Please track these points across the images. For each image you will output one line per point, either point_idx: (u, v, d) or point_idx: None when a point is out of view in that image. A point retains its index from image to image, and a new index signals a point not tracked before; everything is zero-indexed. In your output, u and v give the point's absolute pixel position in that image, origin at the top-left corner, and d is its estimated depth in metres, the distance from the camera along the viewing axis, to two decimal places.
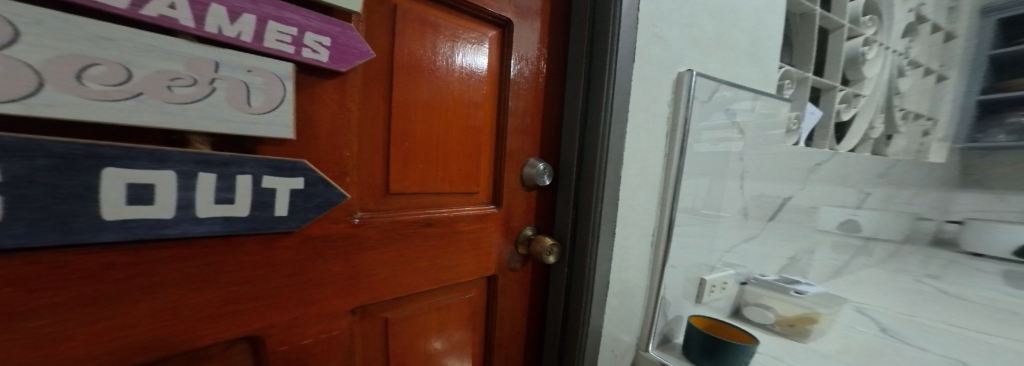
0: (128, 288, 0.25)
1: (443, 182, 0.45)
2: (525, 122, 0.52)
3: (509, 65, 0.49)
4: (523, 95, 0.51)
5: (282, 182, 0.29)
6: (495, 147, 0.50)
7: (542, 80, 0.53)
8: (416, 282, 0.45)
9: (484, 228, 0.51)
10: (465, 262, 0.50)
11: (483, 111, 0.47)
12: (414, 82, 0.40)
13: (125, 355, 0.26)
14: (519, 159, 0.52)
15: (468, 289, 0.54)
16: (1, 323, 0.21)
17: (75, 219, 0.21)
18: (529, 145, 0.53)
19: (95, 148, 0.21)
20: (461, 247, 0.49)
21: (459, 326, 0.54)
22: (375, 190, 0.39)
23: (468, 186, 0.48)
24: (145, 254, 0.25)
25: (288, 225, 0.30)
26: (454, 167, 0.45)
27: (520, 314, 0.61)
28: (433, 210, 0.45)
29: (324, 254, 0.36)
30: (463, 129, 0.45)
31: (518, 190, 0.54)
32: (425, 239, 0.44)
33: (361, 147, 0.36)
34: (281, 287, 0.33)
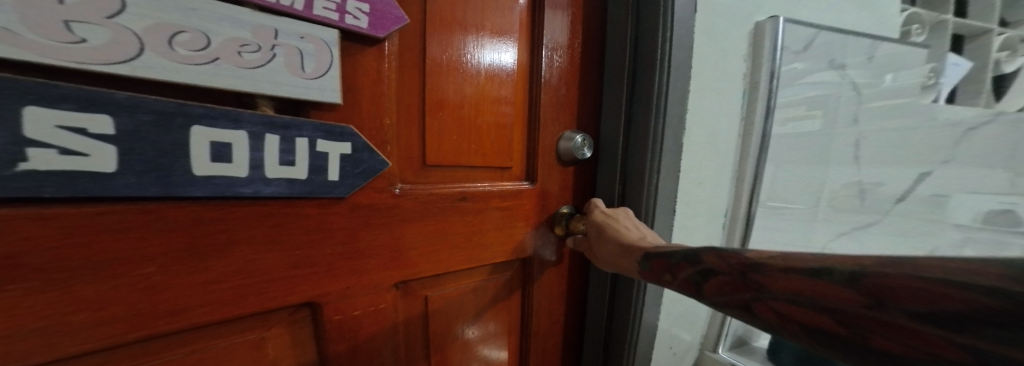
0: (211, 246, 0.29)
1: (476, 156, 0.46)
2: (561, 95, 0.51)
3: (543, 38, 0.48)
4: (558, 64, 0.50)
5: (334, 147, 0.31)
6: (529, 123, 0.50)
7: (577, 46, 0.51)
8: (453, 261, 0.46)
9: (520, 205, 0.51)
10: (500, 240, 0.50)
11: (515, 87, 0.48)
12: (447, 55, 0.41)
13: (211, 308, 0.30)
14: (553, 131, 0.51)
15: (504, 272, 0.54)
16: (125, 266, 0.26)
17: (173, 173, 0.25)
18: (565, 117, 0.52)
19: (185, 107, 0.24)
20: (497, 224, 0.49)
21: (495, 308, 0.54)
22: (413, 161, 0.41)
23: (501, 162, 0.49)
24: (223, 214, 0.29)
25: (339, 191, 0.32)
26: (486, 142, 0.46)
27: (557, 303, 0.60)
28: (468, 184, 0.46)
29: (372, 225, 0.37)
30: (496, 105, 0.46)
31: (556, 164, 0.53)
32: (463, 215, 0.45)
33: (399, 115, 0.38)
34: (335, 255, 0.35)
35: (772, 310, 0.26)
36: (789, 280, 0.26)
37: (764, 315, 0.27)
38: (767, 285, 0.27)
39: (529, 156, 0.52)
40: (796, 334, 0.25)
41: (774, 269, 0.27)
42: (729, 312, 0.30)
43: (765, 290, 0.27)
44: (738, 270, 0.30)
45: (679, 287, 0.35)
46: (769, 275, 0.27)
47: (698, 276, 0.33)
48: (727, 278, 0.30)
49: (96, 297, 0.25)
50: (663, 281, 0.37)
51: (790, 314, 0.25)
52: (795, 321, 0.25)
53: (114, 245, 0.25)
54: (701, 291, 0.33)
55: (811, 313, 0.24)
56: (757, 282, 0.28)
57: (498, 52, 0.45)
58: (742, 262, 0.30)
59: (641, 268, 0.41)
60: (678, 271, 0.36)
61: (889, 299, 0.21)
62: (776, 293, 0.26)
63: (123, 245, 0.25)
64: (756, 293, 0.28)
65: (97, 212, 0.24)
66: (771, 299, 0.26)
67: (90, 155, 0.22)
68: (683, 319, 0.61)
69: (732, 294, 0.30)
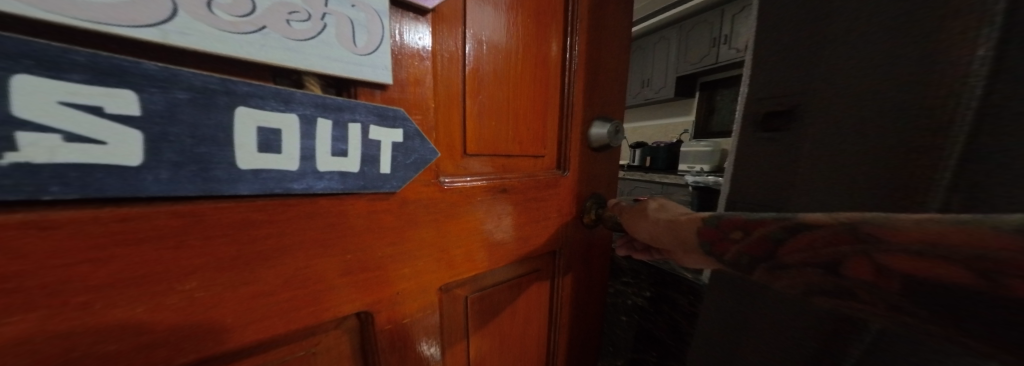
0: (260, 254, 0.24)
1: (514, 144, 0.43)
2: (590, 81, 0.50)
3: (573, 23, 0.47)
4: (584, 48, 0.49)
5: (387, 135, 0.28)
6: (564, 108, 0.48)
7: (599, 27, 0.50)
8: (493, 257, 0.43)
9: (554, 194, 0.49)
10: (537, 234, 0.48)
11: (550, 73, 0.46)
12: (486, 38, 0.38)
13: (262, 324, 0.25)
14: (583, 119, 0.51)
15: (540, 264, 0.51)
16: (157, 283, 0.20)
17: (214, 165, 0.20)
18: (593, 105, 0.52)
19: (228, 84, 0.20)
20: (534, 218, 0.47)
21: (527, 304, 0.51)
22: (455, 150, 0.37)
23: (537, 152, 0.46)
24: (270, 216, 0.24)
25: (392, 185, 0.29)
26: (521, 129, 0.44)
27: (583, 292, 0.59)
28: (505, 175, 0.43)
29: (422, 224, 0.34)
30: (533, 91, 0.44)
31: (585, 151, 0.52)
32: (504, 208, 0.43)
33: (442, 100, 0.35)
34: (387, 256, 0.32)
35: (880, 263, 0.24)
36: (924, 230, 0.22)
37: (860, 270, 0.26)
38: (886, 238, 0.24)
39: (564, 141, 0.49)
40: (892, 290, 0.24)
41: (905, 220, 0.24)
42: (809, 268, 0.29)
43: (879, 243, 0.24)
44: (844, 222, 0.27)
45: (746, 246, 0.33)
46: (895, 227, 0.24)
47: (779, 231, 0.31)
48: (823, 232, 0.28)
49: (123, 321, 0.20)
50: (729, 237, 0.34)
51: (903, 266, 0.23)
52: (908, 272, 0.23)
53: (145, 259, 0.20)
54: (782, 248, 0.30)
55: (945, 264, 0.22)
56: (868, 236, 0.25)
57: (533, 37, 0.43)
58: (852, 215, 0.27)
59: (704, 225, 0.37)
60: (755, 228, 0.33)
61: None
62: (897, 244, 0.23)
63: (153, 257, 0.20)
64: (864, 246, 0.25)
65: (122, 218, 0.19)
66: (884, 253, 0.24)
67: (108, 143, 0.17)
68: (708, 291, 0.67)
69: (824, 249, 0.28)
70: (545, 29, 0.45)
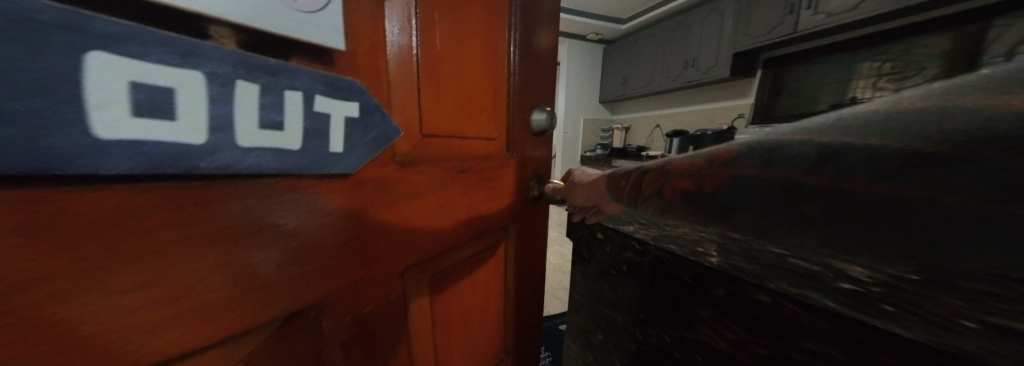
0: (15, 283, 0.14)
1: (469, 126, 0.41)
2: (529, 68, 0.51)
3: (518, 8, 0.47)
4: (532, 33, 0.50)
5: (340, 107, 0.25)
6: (512, 93, 0.48)
7: (542, 14, 0.52)
8: (453, 238, 0.42)
9: (508, 172, 0.49)
10: (494, 211, 0.48)
11: (500, 56, 0.45)
12: (438, 14, 0.36)
13: (165, 342, 0.19)
14: (529, 102, 0.52)
15: (483, 246, 0.50)
16: None
17: (47, 130, 0.13)
18: (537, 89, 0.54)
19: (85, 18, 0.14)
20: (467, 205, 0.43)
21: (486, 279, 0.53)
22: (415, 131, 0.35)
23: (494, 133, 0.46)
24: (9, 216, 0.13)
25: (345, 165, 0.26)
26: (475, 109, 0.42)
27: (531, 263, 0.63)
28: (464, 155, 0.41)
29: (334, 215, 0.27)
30: (484, 72, 0.43)
31: (528, 136, 0.53)
32: (450, 193, 0.40)
33: (397, 75, 0.32)
34: (337, 243, 0.28)
35: (672, 185, 0.47)
36: (685, 163, 0.45)
37: (669, 193, 0.48)
38: (671, 169, 0.47)
39: (512, 126, 0.49)
40: (676, 198, 0.47)
41: (677, 160, 0.47)
42: (649, 197, 0.51)
43: (669, 173, 0.47)
44: (659, 165, 0.50)
45: (629, 189, 0.56)
46: (677, 164, 0.47)
47: (626, 178, 0.56)
48: (648, 172, 0.51)
49: None
50: (622, 186, 0.57)
51: (678, 183, 0.46)
52: (676, 187, 0.46)
53: None
54: (642, 186, 0.52)
55: (686, 179, 0.44)
56: (667, 169, 0.48)
57: (485, 17, 0.42)
58: (660, 160, 0.51)
59: (608, 179, 0.61)
60: (631, 176, 0.55)
61: (735, 156, 0.39)
62: (675, 171, 0.46)
63: None
64: (663, 175, 0.48)
65: None
66: (673, 178, 0.47)
67: None
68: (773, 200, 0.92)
69: (654, 183, 0.50)
70: (494, 9, 0.43)
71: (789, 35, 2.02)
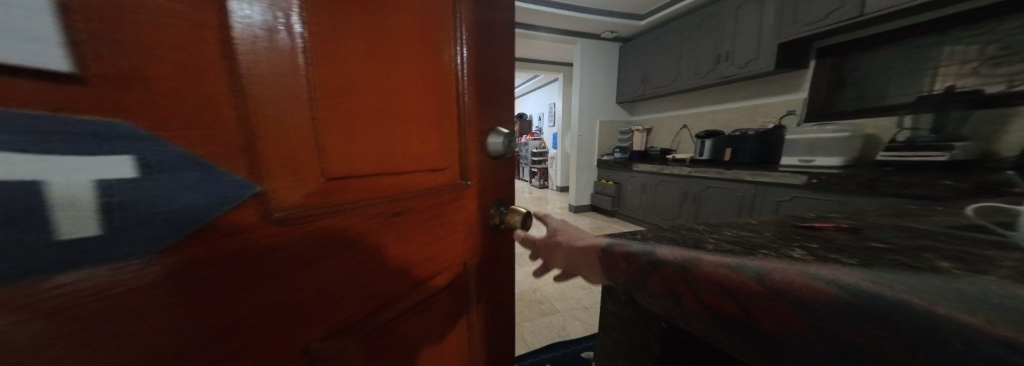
0: None
1: (401, 159, 0.37)
2: (483, 89, 0.47)
3: (467, 30, 0.44)
4: (481, 54, 0.46)
5: (101, 167, 0.18)
6: (463, 118, 0.44)
7: (492, 32, 0.48)
8: (387, 289, 0.37)
9: (460, 205, 0.45)
10: (440, 251, 0.43)
11: (444, 78, 0.41)
12: (349, 32, 0.31)
13: None
14: (482, 126, 0.47)
15: (433, 294, 0.44)
16: None
17: None
18: (492, 112, 0.49)
19: None
20: (398, 253, 0.38)
21: (444, 326, 0.47)
22: (324, 170, 0.30)
23: (439, 164, 0.42)
24: None
25: (127, 247, 0.20)
26: (409, 139, 0.38)
27: (500, 298, 0.57)
28: (395, 196, 0.36)
29: (183, 303, 0.23)
30: (420, 98, 0.39)
31: (486, 161, 0.49)
32: (374, 243, 0.35)
33: (280, 116, 0.27)
34: (185, 331, 0.23)
35: (678, 278, 0.42)
36: (713, 268, 0.39)
37: (691, 301, 0.40)
38: (698, 272, 0.39)
39: (465, 155, 0.45)
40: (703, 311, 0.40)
41: (708, 264, 0.40)
42: (663, 297, 0.44)
43: (700, 280, 0.39)
44: (677, 260, 0.43)
45: (626, 276, 0.48)
46: (694, 270, 0.40)
47: (645, 265, 0.46)
48: (668, 261, 0.44)
49: None
50: (617, 266, 0.49)
51: (716, 300, 0.38)
52: (707, 301, 0.39)
53: None
54: (647, 278, 0.45)
55: (721, 296, 0.37)
56: (690, 272, 0.40)
57: (422, 39, 0.38)
58: (685, 256, 0.43)
59: (602, 253, 0.51)
60: (632, 259, 0.47)
61: (775, 280, 0.34)
62: (706, 281, 0.38)
63: None
64: (687, 276, 0.41)
65: None
66: (694, 277, 0.40)
67: None
68: (831, 215, 0.75)
69: (647, 273, 0.45)
70: (433, 30, 0.39)
71: (852, 20, 1.69)
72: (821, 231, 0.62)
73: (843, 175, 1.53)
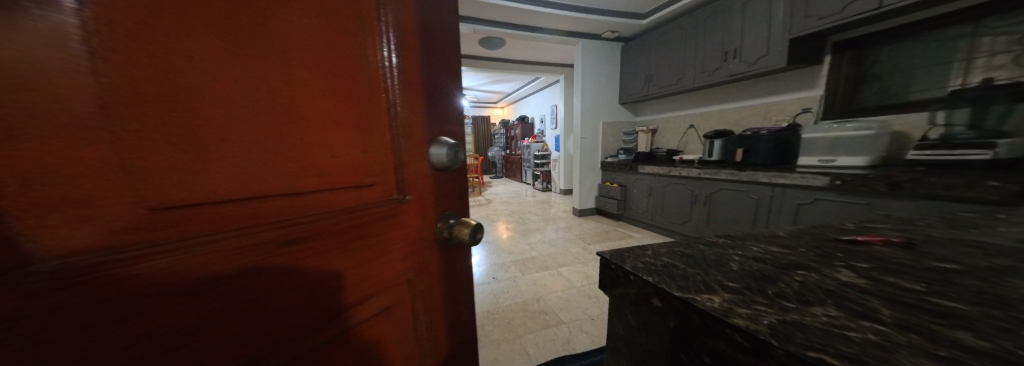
0: None
1: (309, 176, 0.34)
2: (419, 98, 0.45)
3: (395, 35, 0.41)
4: (412, 63, 0.44)
5: None
6: (394, 130, 0.42)
7: (425, 40, 0.45)
8: (296, 320, 0.35)
9: (393, 223, 0.42)
10: (366, 274, 0.40)
11: (364, 88, 0.39)
12: (231, 41, 0.29)
13: None
14: (419, 138, 0.45)
15: (367, 316, 0.42)
16: None
17: None
18: (430, 124, 0.47)
19: None
20: (311, 278, 0.35)
21: (380, 349, 0.45)
22: (200, 190, 0.28)
23: (364, 179, 0.39)
24: None
25: None
26: (317, 154, 0.35)
27: (451, 315, 0.54)
28: (297, 221, 0.33)
29: (18, 353, 0.20)
30: (332, 109, 0.36)
31: (427, 173, 0.46)
32: (276, 269, 0.32)
33: (115, 149, 0.23)
34: None
35: None
36: None
37: None
38: None
39: (399, 168, 0.43)
40: None
41: None
42: None
43: None
44: None
45: None
46: None
47: None
48: None
49: None
50: None
51: None
52: None
53: None
54: None
55: None
56: None
57: (332, 47, 0.36)
58: None
59: None
60: None
61: None
62: None
63: None
64: None
65: None
66: None
67: None
68: (870, 224, 0.66)
69: None
70: (346, 38, 0.37)
71: (871, 12, 1.57)
72: (866, 248, 0.52)
73: (870, 175, 1.44)
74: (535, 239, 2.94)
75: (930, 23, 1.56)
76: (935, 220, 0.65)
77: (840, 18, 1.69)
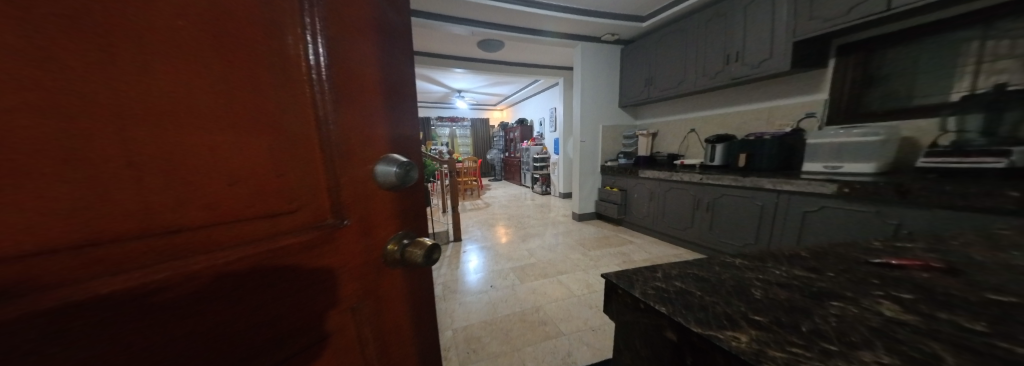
0: None
1: (214, 207, 0.30)
2: (359, 110, 0.41)
3: (325, 42, 0.37)
4: (352, 76, 0.40)
5: None
6: (325, 146, 0.37)
7: (367, 51, 0.42)
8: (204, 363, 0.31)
9: (329, 250, 0.39)
10: (297, 307, 0.37)
11: (284, 101, 0.35)
12: (106, 58, 0.24)
13: None
14: (362, 157, 0.41)
15: (302, 349, 0.38)
16: None
17: None
18: (378, 141, 0.43)
19: None
20: (216, 319, 0.31)
21: None
22: (68, 236, 0.23)
23: (284, 202, 0.35)
24: None
25: None
26: (221, 177, 0.31)
27: (409, 338, 0.51)
28: (199, 259, 0.29)
29: None
30: (241, 125, 0.31)
31: (374, 193, 0.43)
32: (170, 313, 0.29)
33: None
34: None
35: None
36: None
37: None
38: None
39: (334, 189, 0.39)
40: None
41: None
42: None
43: None
44: None
45: None
46: None
47: None
48: None
49: None
50: None
51: None
52: None
53: None
54: None
55: None
56: None
57: (242, 56, 0.32)
58: None
59: None
60: None
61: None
62: None
63: None
64: None
65: None
66: None
67: None
68: (899, 243, 0.62)
69: None
70: (258, 45, 0.33)
71: (880, 14, 1.53)
72: (903, 273, 0.49)
73: (880, 182, 1.39)
74: (533, 244, 2.88)
75: (938, 26, 1.53)
76: (971, 240, 0.62)
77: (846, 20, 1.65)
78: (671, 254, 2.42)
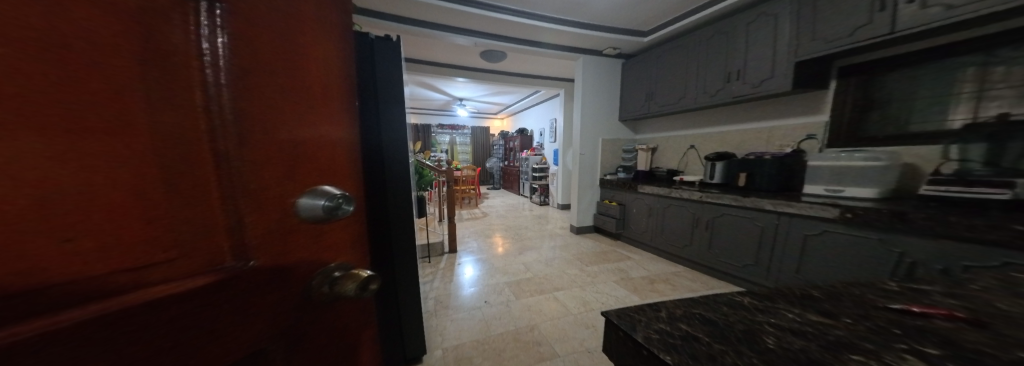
0: None
1: (69, 272, 0.24)
2: (271, 140, 0.36)
3: (230, 70, 0.33)
4: (264, 103, 0.36)
5: None
6: (232, 182, 0.33)
7: (286, 77, 0.38)
8: None
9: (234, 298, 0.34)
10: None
11: (169, 134, 0.29)
12: None
13: None
14: (280, 191, 0.37)
15: None
16: None
17: None
18: (302, 170, 0.40)
19: None
20: None
21: None
22: None
23: (156, 254, 0.28)
24: None
25: None
26: (60, 228, 0.23)
27: None
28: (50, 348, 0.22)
29: None
30: (118, 167, 0.26)
31: (295, 228, 0.39)
32: None
33: None
34: None
35: None
36: None
37: None
38: None
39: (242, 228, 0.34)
40: None
41: None
42: None
43: None
44: None
45: None
46: None
47: None
48: None
49: None
50: None
51: None
52: None
53: None
54: None
55: None
56: None
57: (111, 80, 0.25)
58: None
59: None
60: None
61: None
62: None
63: None
64: None
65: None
66: None
67: None
68: (913, 284, 0.59)
69: None
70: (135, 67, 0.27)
71: (883, 37, 1.53)
72: (926, 323, 0.47)
73: (883, 210, 1.37)
74: (530, 257, 2.83)
75: (938, 53, 1.54)
76: (992, 282, 0.59)
77: (847, 43, 1.66)
78: (669, 272, 2.38)
